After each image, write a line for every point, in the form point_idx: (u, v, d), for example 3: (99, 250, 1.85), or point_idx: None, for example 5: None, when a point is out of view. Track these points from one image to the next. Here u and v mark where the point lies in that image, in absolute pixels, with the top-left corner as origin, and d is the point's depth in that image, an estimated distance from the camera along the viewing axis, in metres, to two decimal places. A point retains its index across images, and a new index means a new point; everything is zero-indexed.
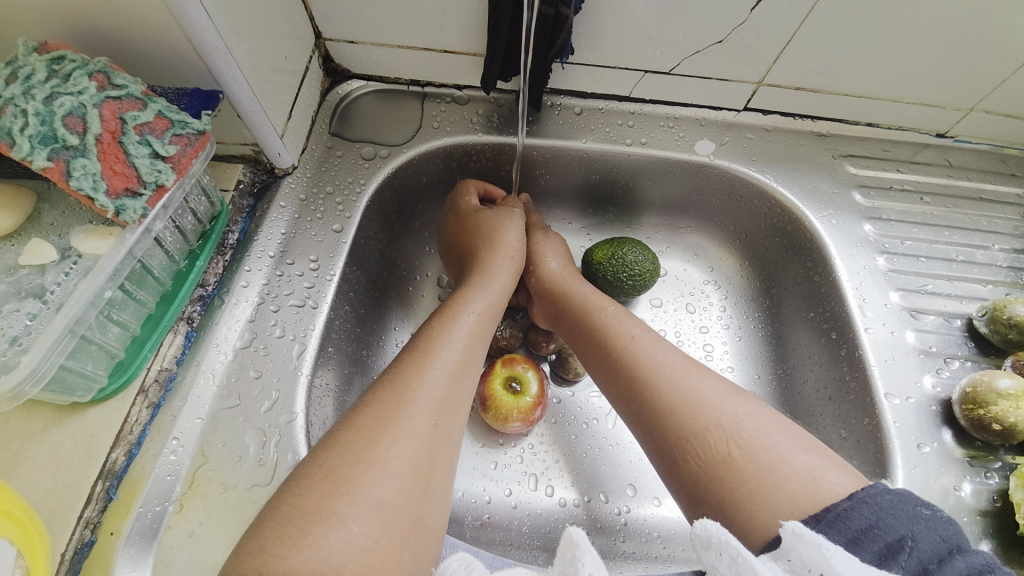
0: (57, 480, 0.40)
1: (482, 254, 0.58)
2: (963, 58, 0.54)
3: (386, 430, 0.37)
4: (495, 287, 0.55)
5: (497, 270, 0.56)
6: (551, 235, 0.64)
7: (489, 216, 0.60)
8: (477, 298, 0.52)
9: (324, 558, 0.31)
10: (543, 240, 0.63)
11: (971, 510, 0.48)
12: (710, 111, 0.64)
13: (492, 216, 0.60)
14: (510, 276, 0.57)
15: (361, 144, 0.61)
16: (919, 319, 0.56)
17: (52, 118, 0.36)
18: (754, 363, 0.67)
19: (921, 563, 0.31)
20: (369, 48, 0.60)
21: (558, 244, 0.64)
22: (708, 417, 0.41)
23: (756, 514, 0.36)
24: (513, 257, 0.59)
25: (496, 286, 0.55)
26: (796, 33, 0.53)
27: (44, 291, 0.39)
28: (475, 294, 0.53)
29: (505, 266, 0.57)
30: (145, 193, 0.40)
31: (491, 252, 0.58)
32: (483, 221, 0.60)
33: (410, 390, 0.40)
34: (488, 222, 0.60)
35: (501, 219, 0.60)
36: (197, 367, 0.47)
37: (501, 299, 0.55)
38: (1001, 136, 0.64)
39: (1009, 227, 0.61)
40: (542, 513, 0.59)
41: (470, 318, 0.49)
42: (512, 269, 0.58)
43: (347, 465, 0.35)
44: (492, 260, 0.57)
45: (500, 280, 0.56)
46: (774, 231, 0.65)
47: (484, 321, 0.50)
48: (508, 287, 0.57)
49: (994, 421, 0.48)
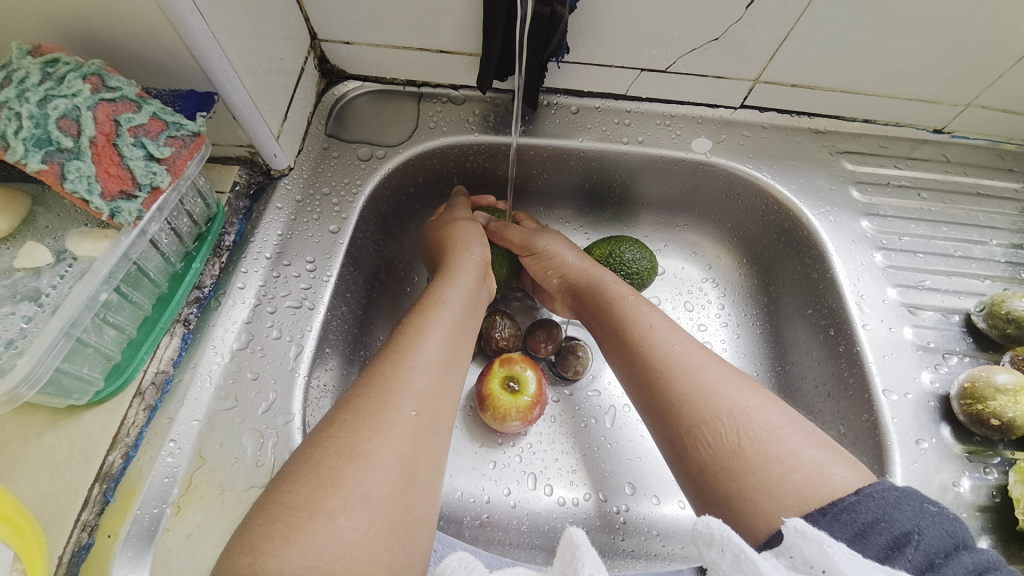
0: (53, 484, 0.40)
1: (451, 252, 0.57)
2: (961, 54, 0.54)
3: (369, 423, 0.37)
4: (464, 279, 0.54)
5: (461, 263, 0.56)
6: (548, 230, 0.63)
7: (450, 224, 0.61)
8: (450, 292, 0.52)
9: (315, 554, 0.31)
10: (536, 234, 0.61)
11: (971, 505, 0.48)
12: (707, 109, 0.64)
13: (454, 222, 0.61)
14: (478, 267, 0.57)
15: (357, 145, 0.61)
16: (917, 315, 0.56)
17: (46, 121, 0.36)
18: (752, 360, 0.67)
19: (928, 557, 0.31)
20: (364, 48, 0.60)
21: (554, 235, 0.62)
22: (719, 406, 0.41)
23: (763, 504, 0.36)
24: (475, 251, 0.58)
25: (468, 281, 0.54)
26: (791, 31, 0.53)
27: (39, 294, 0.39)
28: (447, 285, 0.52)
29: (473, 259, 0.57)
30: (140, 195, 0.40)
31: (459, 250, 0.57)
32: (446, 228, 0.60)
33: (390, 385, 0.40)
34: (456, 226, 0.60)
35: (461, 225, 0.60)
36: (193, 368, 0.47)
37: (476, 294, 0.54)
38: (998, 131, 0.63)
39: (1007, 222, 0.61)
40: (541, 513, 0.59)
41: (447, 311, 0.49)
42: (480, 266, 0.57)
43: (328, 459, 0.35)
44: (458, 256, 0.57)
45: (470, 271, 0.55)
46: (772, 228, 0.65)
47: (460, 314, 0.50)
48: (482, 285, 0.56)
49: (993, 416, 0.48)
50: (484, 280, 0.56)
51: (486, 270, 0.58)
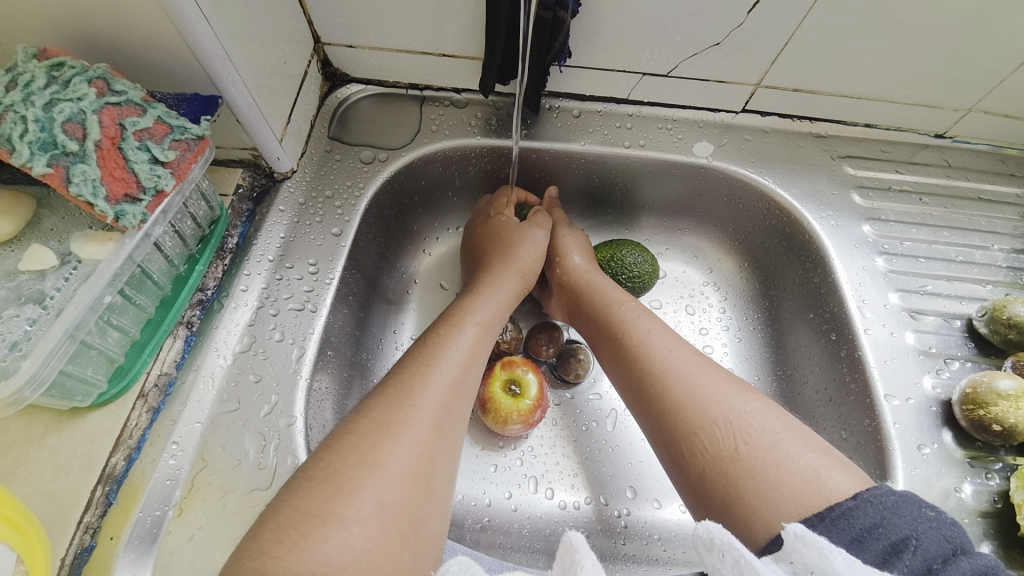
0: (56, 486, 0.41)
1: (490, 265, 0.58)
2: (962, 59, 0.54)
3: (389, 433, 0.37)
4: (495, 297, 0.54)
5: (501, 280, 0.56)
6: (576, 229, 0.64)
7: (509, 230, 0.60)
8: (481, 309, 0.52)
9: (324, 559, 0.31)
10: (569, 236, 0.63)
11: (972, 511, 0.48)
12: (709, 113, 0.64)
13: (509, 225, 0.61)
14: (515, 288, 0.57)
15: (360, 147, 0.61)
16: (918, 319, 0.56)
17: (52, 125, 0.36)
18: (754, 364, 0.67)
19: (925, 562, 0.31)
20: (367, 52, 0.60)
21: (581, 239, 0.63)
22: (714, 412, 0.41)
23: (762, 509, 0.35)
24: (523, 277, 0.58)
25: (497, 296, 0.54)
26: (793, 36, 0.53)
27: (44, 296, 0.39)
28: (478, 302, 0.53)
29: (509, 275, 0.57)
30: (145, 198, 0.40)
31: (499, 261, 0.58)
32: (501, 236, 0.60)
33: (412, 396, 0.40)
34: (502, 229, 0.60)
35: (522, 233, 0.60)
36: (196, 371, 0.47)
37: (505, 310, 0.55)
38: (999, 136, 0.64)
39: (1009, 227, 0.61)
40: (542, 516, 0.59)
41: (474, 328, 0.49)
42: (518, 287, 0.58)
43: (348, 468, 0.35)
44: (501, 271, 0.57)
45: (503, 289, 0.56)
46: (774, 232, 0.65)
47: (487, 331, 0.50)
48: (513, 301, 0.57)
49: (994, 422, 0.48)
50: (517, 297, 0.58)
51: (523, 289, 0.59)
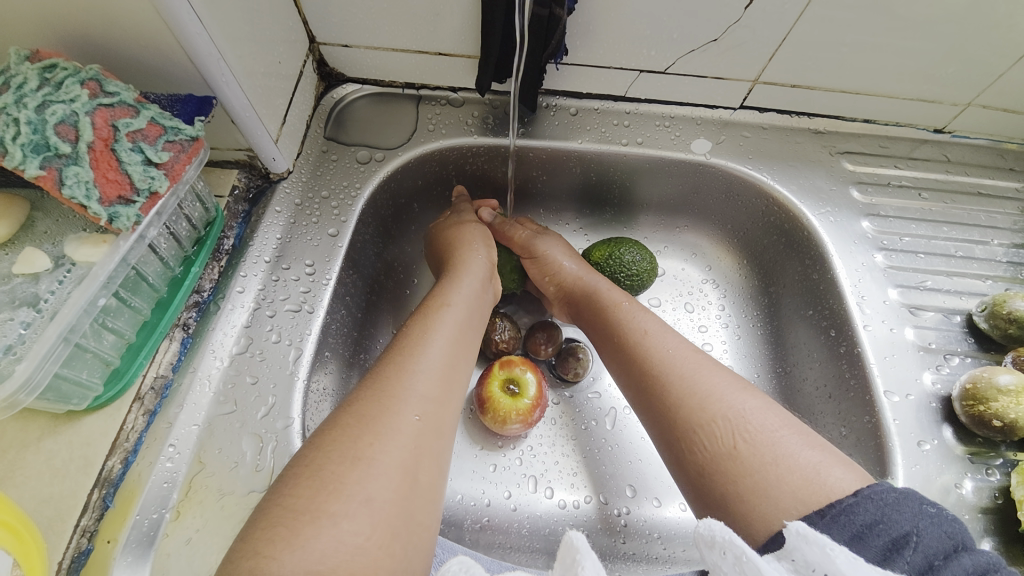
0: (53, 490, 0.40)
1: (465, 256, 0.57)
2: (961, 54, 0.54)
3: (371, 427, 0.37)
4: (470, 286, 0.54)
5: (467, 267, 0.56)
6: (546, 235, 0.62)
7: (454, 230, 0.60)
8: (461, 300, 0.51)
9: (318, 558, 0.31)
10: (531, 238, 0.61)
11: (973, 508, 0.47)
12: (707, 110, 0.64)
13: (459, 228, 0.60)
14: (484, 269, 0.57)
15: (356, 147, 0.61)
16: (918, 315, 0.56)
17: (44, 127, 0.36)
18: (753, 361, 0.67)
19: (927, 558, 0.30)
20: (362, 52, 0.60)
21: (554, 243, 0.61)
22: (714, 410, 0.41)
23: (762, 507, 0.35)
24: (485, 256, 0.58)
25: (472, 283, 0.54)
26: (790, 31, 0.53)
27: (38, 300, 0.39)
28: (455, 291, 0.52)
29: (480, 262, 0.56)
30: (138, 200, 0.40)
31: (466, 252, 0.57)
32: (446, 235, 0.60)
33: (391, 388, 0.40)
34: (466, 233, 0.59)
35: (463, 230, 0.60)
36: (193, 372, 0.47)
37: (480, 298, 0.54)
38: (999, 130, 0.63)
39: (1009, 221, 0.61)
40: (542, 515, 0.59)
41: (449, 315, 0.49)
42: (487, 271, 0.57)
43: (331, 463, 0.35)
44: (465, 259, 0.56)
45: (474, 275, 0.55)
46: (773, 230, 0.65)
47: (463, 317, 0.50)
48: (487, 287, 0.56)
49: (995, 417, 0.48)
50: (490, 289, 0.57)
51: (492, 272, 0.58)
